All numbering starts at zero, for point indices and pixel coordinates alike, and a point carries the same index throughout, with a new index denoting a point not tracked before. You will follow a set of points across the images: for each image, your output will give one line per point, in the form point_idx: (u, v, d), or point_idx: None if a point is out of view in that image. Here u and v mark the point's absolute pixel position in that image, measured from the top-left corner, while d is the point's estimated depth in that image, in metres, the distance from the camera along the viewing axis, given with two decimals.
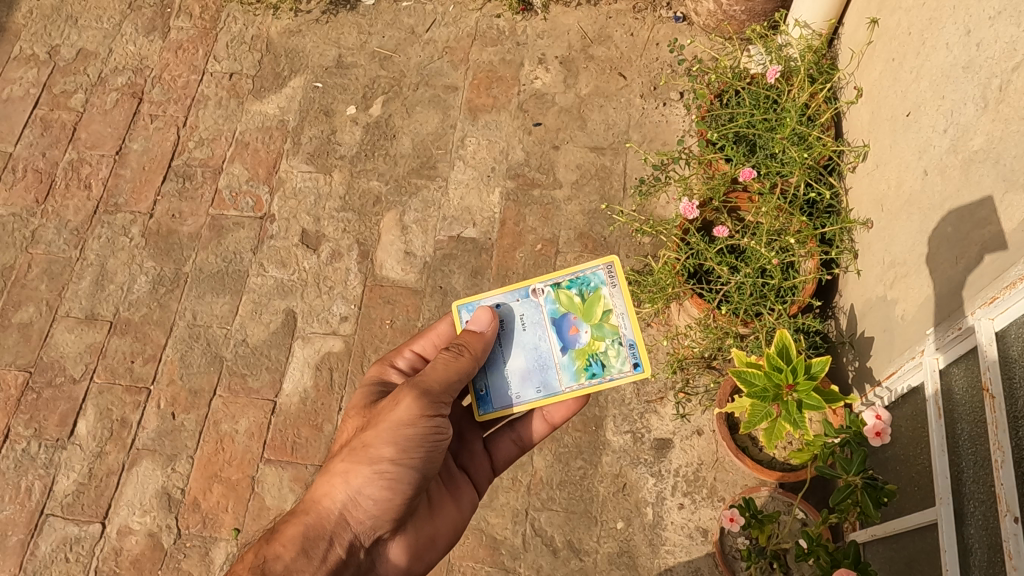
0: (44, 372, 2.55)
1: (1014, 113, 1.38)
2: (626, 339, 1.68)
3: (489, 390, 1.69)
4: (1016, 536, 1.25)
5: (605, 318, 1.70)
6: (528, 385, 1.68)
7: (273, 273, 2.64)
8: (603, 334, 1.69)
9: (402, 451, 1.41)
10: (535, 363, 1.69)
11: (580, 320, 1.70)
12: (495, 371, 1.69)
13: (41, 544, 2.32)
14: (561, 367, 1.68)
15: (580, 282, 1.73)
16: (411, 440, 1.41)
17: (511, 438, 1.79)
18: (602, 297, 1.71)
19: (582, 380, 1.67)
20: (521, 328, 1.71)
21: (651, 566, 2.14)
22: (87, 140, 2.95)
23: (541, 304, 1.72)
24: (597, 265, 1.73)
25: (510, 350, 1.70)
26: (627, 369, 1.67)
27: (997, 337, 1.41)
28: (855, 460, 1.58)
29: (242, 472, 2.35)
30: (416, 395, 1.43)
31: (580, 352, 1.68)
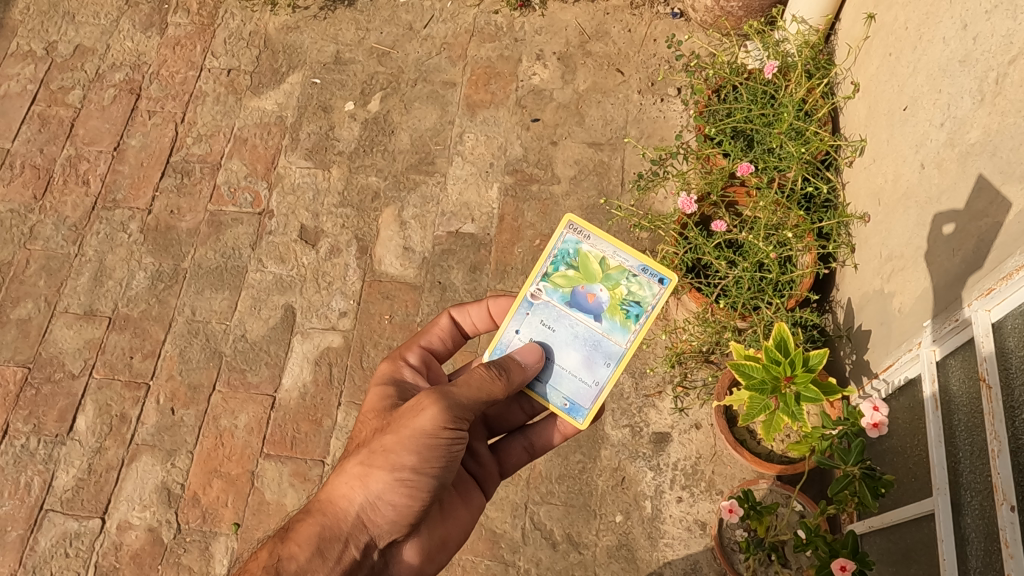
0: (43, 368, 2.55)
1: (1010, 106, 1.39)
2: (634, 267, 1.66)
3: (570, 400, 1.65)
4: (1013, 524, 1.27)
5: (604, 262, 1.68)
6: (598, 368, 1.64)
7: (272, 268, 2.65)
8: (615, 280, 1.66)
9: (424, 460, 1.37)
10: (587, 345, 1.65)
11: (586, 284, 1.67)
12: (560, 383, 1.65)
13: (40, 539, 2.32)
14: (609, 330, 1.65)
15: (561, 256, 1.69)
16: (434, 449, 1.37)
17: (520, 443, 1.74)
18: (589, 254, 1.68)
19: (633, 327, 1.64)
20: (549, 330, 1.67)
21: (650, 559, 2.15)
22: (85, 136, 2.95)
23: (546, 298, 1.68)
24: (562, 232, 1.70)
25: (559, 355, 1.65)
26: (655, 288, 1.65)
27: (994, 329, 1.42)
28: (854, 450, 1.59)
29: (241, 466, 2.36)
30: (441, 404, 1.37)
31: (610, 306, 1.66)
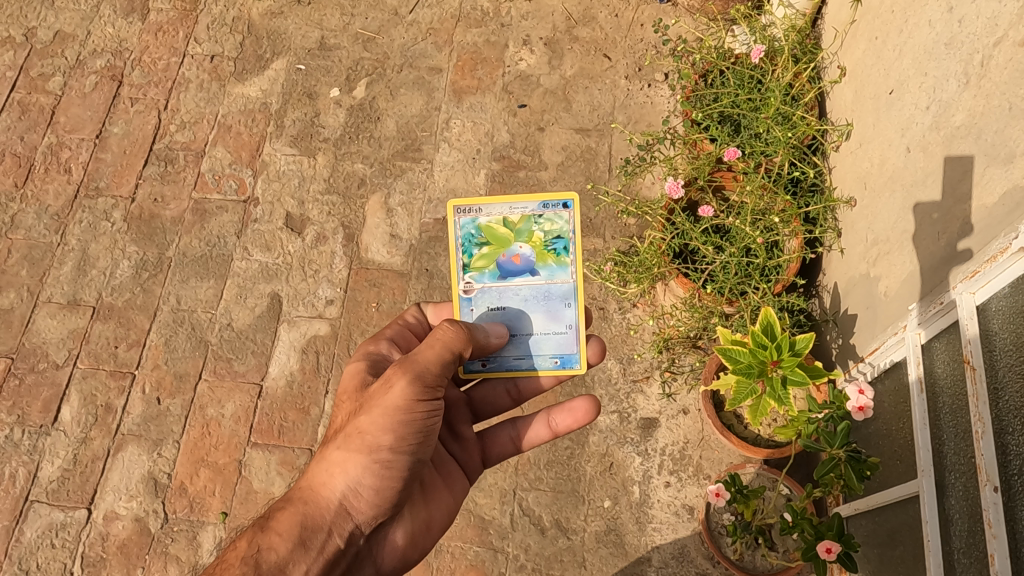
0: (27, 358, 2.53)
1: (996, 88, 1.38)
2: (533, 210, 1.67)
3: (558, 355, 1.67)
4: (996, 504, 1.29)
5: (507, 222, 1.67)
6: (562, 314, 1.67)
7: (257, 256, 2.63)
8: (526, 231, 1.67)
9: (400, 437, 1.37)
10: (541, 301, 1.67)
11: (505, 251, 1.67)
12: (540, 346, 1.67)
13: (26, 530, 2.30)
14: (552, 277, 1.67)
15: (467, 240, 1.68)
16: (409, 425, 1.37)
17: (508, 434, 1.72)
18: (490, 224, 1.68)
19: (568, 260, 1.67)
20: (501, 311, 1.67)
21: (638, 543, 2.15)
22: (66, 124, 2.91)
23: (479, 284, 1.67)
24: (454, 219, 1.67)
25: (524, 323, 1.67)
26: (559, 214, 1.67)
27: (978, 311, 1.42)
28: (839, 434, 1.59)
29: (229, 455, 2.35)
30: (408, 377, 1.37)
31: (538, 255, 1.67)
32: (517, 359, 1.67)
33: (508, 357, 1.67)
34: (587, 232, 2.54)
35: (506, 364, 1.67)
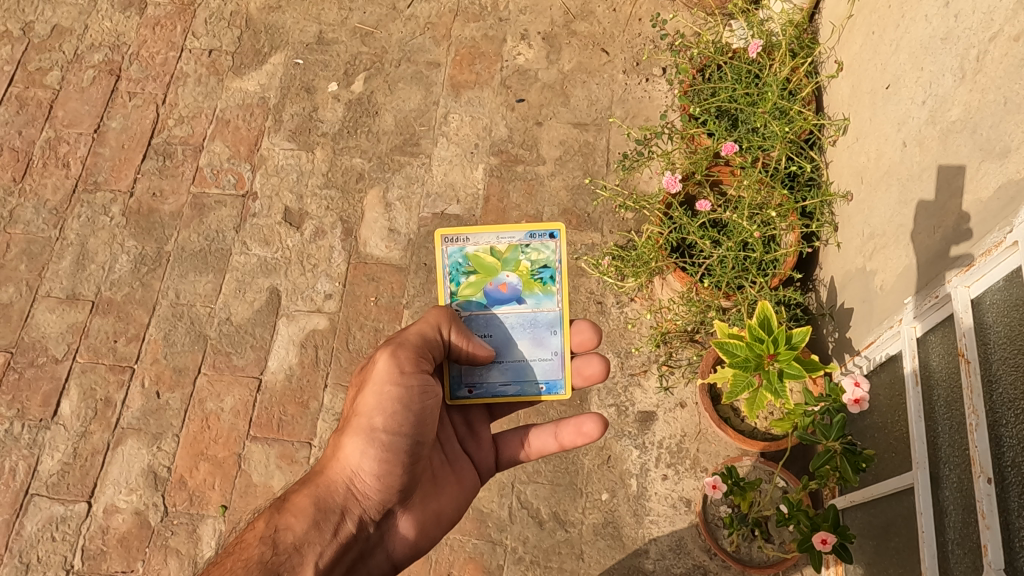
0: (26, 352, 2.53)
1: (991, 83, 1.39)
2: (521, 239, 1.62)
3: (544, 381, 1.69)
4: (989, 496, 1.31)
5: (496, 251, 1.62)
6: (547, 341, 1.67)
7: (256, 251, 2.63)
8: (513, 261, 1.63)
9: (393, 416, 1.40)
10: (527, 329, 1.66)
11: (492, 279, 1.64)
12: (526, 373, 1.67)
13: (26, 524, 2.31)
14: (538, 306, 1.66)
15: (455, 269, 1.63)
16: (400, 401, 1.40)
17: (519, 441, 1.73)
18: (477, 254, 1.63)
19: (555, 290, 1.65)
20: (487, 339, 1.65)
21: (636, 536, 2.17)
22: (64, 118, 2.91)
23: (467, 313, 1.64)
24: (442, 248, 1.63)
25: (510, 351, 1.66)
26: (547, 244, 1.63)
27: (973, 304, 1.43)
28: (835, 426, 1.60)
29: (228, 449, 2.36)
30: (393, 356, 1.42)
31: (524, 284, 1.65)
32: (503, 385, 1.66)
33: (493, 383, 1.65)
34: (585, 227, 2.54)
35: (491, 390, 1.65)
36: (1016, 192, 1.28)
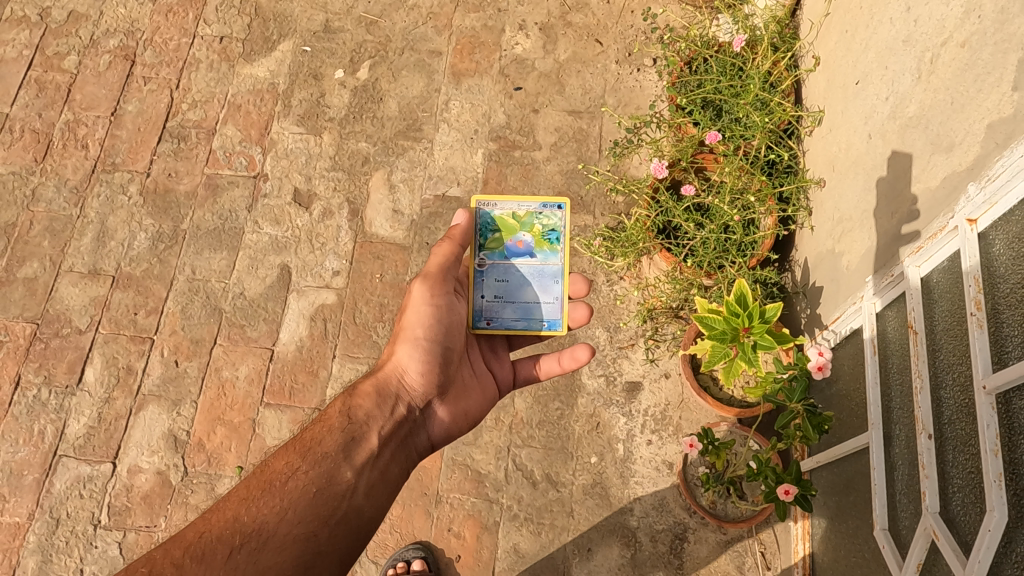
0: (51, 323, 2.69)
1: (941, 83, 1.53)
2: (535, 208, 1.81)
3: (546, 320, 1.81)
4: (929, 449, 1.49)
5: (516, 214, 1.81)
6: (550, 289, 1.81)
7: (267, 230, 2.79)
8: (529, 223, 1.81)
9: (432, 327, 1.62)
10: (535, 279, 1.81)
11: (511, 237, 1.81)
12: (532, 313, 1.81)
13: (55, 482, 2.47)
14: (545, 261, 1.81)
15: (483, 227, 1.80)
16: (436, 314, 1.62)
17: (530, 366, 1.92)
18: (503, 216, 1.81)
19: (560, 249, 1.81)
20: (504, 284, 1.80)
21: (622, 495, 2.35)
22: (82, 102, 3.04)
23: (489, 262, 1.79)
24: (475, 211, 1.81)
25: (521, 295, 1.81)
26: (557, 211, 1.81)
27: (923, 281, 1.60)
28: (799, 389, 1.82)
29: (243, 414, 2.53)
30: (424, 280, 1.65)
31: (536, 243, 1.81)
32: (512, 321, 1.80)
33: (506, 318, 1.79)
34: (578, 209, 2.71)
35: (503, 323, 1.79)
36: (958, 183, 1.44)
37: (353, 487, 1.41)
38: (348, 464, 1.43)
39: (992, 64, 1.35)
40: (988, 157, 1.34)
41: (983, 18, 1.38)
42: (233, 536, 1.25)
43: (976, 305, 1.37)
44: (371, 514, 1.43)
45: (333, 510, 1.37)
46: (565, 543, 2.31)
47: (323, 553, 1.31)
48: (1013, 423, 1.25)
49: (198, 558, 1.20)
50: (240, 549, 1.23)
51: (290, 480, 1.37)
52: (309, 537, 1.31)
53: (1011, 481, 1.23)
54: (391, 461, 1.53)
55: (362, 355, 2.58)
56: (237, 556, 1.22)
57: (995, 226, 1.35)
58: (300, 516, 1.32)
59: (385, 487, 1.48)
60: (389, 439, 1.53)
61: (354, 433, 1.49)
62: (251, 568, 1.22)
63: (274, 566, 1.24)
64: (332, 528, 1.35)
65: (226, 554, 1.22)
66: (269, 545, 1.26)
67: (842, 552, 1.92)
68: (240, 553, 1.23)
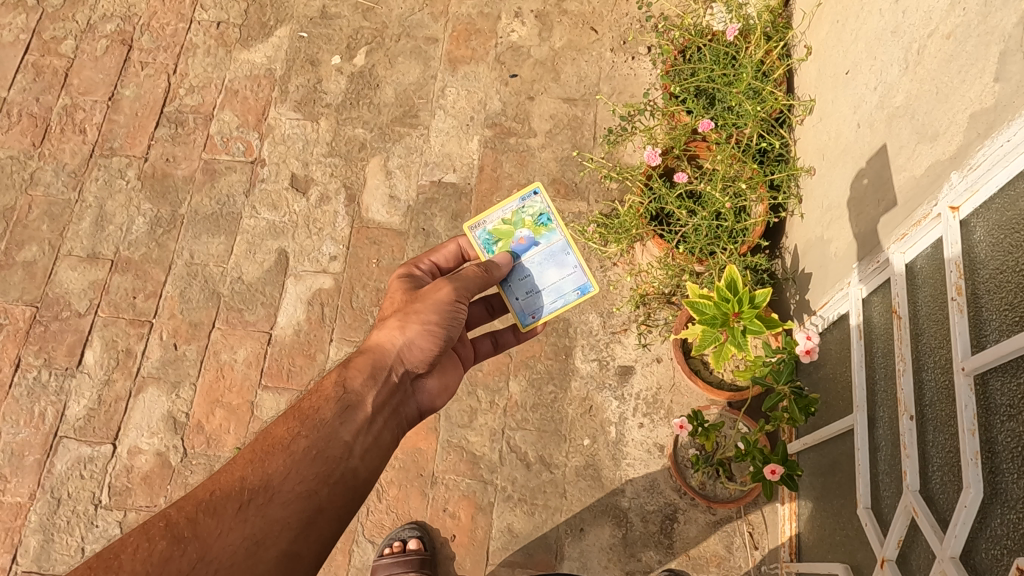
0: (51, 307, 2.71)
1: (927, 75, 1.57)
2: (517, 205, 2.00)
3: (576, 288, 1.98)
4: (910, 430, 1.54)
5: (505, 219, 1.99)
6: (565, 262, 1.98)
7: (265, 215, 2.82)
8: (518, 221, 1.99)
9: (446, 319, 1.65)
10: (549, 260, 1.97)
11: (512, 241, 1.98)
12: (561, 289, 1.98)
13: (56, 463, 2.51)
14: (548, 242, 1.97)
15: (486, 243, 1.97)
16: (455, 310, 1.67)
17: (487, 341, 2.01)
18: (496, 228, 1.98)
19: (554, 225, 1.97)
20: (529, 279, 1.97)
21: (614, 476, 2.40)
22: (79, 86, 3.05)
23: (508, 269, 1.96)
24: (471, 235, 1.96)
25: (547, 280, 1.97)
26: (536, 197, 2.00)
27: (907, 268, 1.64)
28: (785, 372, 1.88)
29: (241, 397, 2.57)
30: (452, 280, 1.68)
31: (533, 232, 1.98)
32: (550, 304, 1.98)
33: (547, 305, 1.98)
34: (573, 196, 2.74)
35: (542, 310, 1.98)
36: (942, 171, 1.48)
37: (349, 450, 1.44)
38: (344, 429, 1.45)
39: (975, 56, 1.38)
40: (970, 146, 1.37)
41: (968, 11, 1.42)
42: (242, 491, 1.27)
43: (956, 290, 1.41)
44: (365, 477, 1.45)
45: (332, 470, 1.39)
46: (557, 523, 2.36)
47: (324, 509, 1.34)
48: (990, 404, 1.30)
49: (211, 512, 1.22)
50: (249, 504, 1.26)
51: (292, 442, 1.39)
52: (311, 495, 1.34)
53: (988, 460, 1.28)
54: (383, 428, 1.53)
55: (359, 338, 2.61)
56: (247, 509, 1.25)
57: (977, 213, 1.40)
58: (303, 475, 1.35)
59: (378, 452, 1.49)
60: (382, 408, 1.55)
61: (351, 402, 1.50)
62: (260, 521, 1.25)
63: (280, 520, 1.27)
64: (332, 487, 1.38)
65: (236, 508, 1.24)
66: (276, 501, 1.29)
67: (828, 531, 1.97)
68: (250, 506, 1.26)
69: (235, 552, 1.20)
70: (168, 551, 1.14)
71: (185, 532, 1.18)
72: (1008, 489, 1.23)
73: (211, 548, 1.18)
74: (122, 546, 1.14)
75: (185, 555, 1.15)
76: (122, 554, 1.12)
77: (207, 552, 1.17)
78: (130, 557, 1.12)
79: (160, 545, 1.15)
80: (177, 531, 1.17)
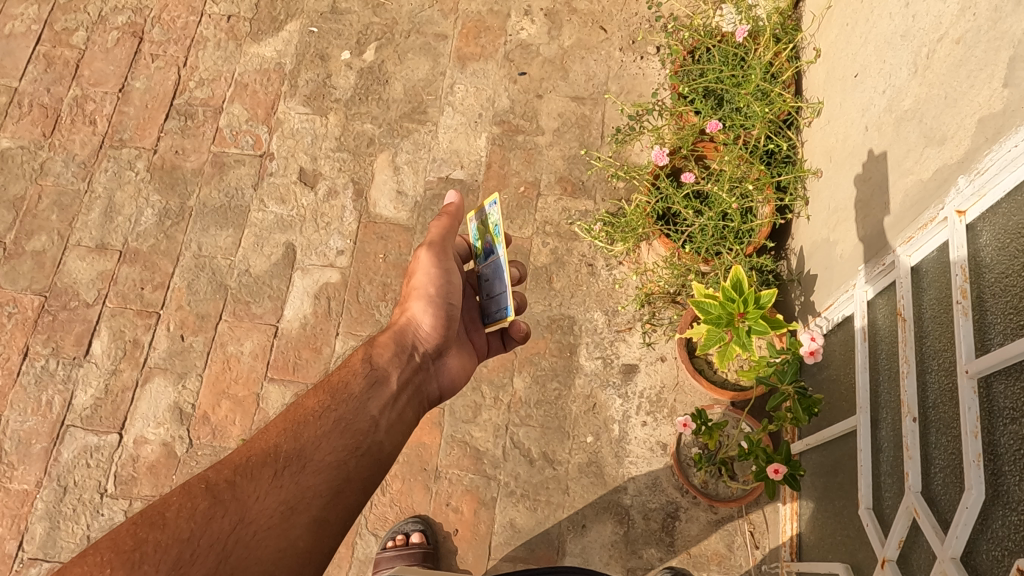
0: (59, 296, 2.73)
1: (936, 78, 1.57)
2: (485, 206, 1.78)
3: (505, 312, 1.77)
4: (913, 431, 1.55)
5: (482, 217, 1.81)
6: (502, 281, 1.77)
7: (272, 208, 2.83)
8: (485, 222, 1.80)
9: (443, 286, 1.71)
10: (496, 273, 1.79)
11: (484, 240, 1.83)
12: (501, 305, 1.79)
13: (63, 451, 2.53)
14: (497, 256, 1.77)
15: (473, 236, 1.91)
16: (443, 273, 1.72)
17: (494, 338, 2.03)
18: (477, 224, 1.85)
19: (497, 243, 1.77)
20: (488, 281, 1.85)
21: (616, 474, 2.41)
22: (90, 78, 3.07)
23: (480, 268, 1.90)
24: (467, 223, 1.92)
25: (497, 290, 1.81)
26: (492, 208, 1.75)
27: (913, 270, 1.66)
28: (790, 371, 1.90)
29: (248, 389, 2.59)
30: (426, 245, 1.74)
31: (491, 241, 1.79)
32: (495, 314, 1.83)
33: (494, 314, 1.84)
34: (579, 194, 2.75)
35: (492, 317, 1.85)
36: (949, 175, 1.49)
37: (375, 424, 1.47)
38: (371, 403, 1.50)
39: (984, 61, 1.39)
40: (978, 151, 1.38)
41: (978, 16, 1.42)
42: (276, 458, 1.30)
43: (961, 294, 1.42)
44: (391, 450, 1.47)
45: (359, 443, 1.42)
46: (560, 520, 2.37)
47: (352, 479, 1.36)
48: (993, 407, 1.31)
49: (248, 476, 1.25)
50: (283, 470, 1.28)
51: (321, 415, 1.42)
52: (340, 465, 1.35)
53: (991, 462, 1.29)
54: (407, 406, 1.58)
55: (365, 332, 2.63)
56: (282, 475, 1.27)
57: (983, 218, 1.41)
58: (332, 446, 1.37)
59: (402, 429, 1.53)
60: (406, 386, 1.60)
61: (377, 377, 1.55)
62: (294, 487, 1.27)
63: (312, 487, 1.29)
64: (360, 459, 1.40)
65: (272, 474, 1.27)
66: (308, 469, 1.31)
67: (828, 530, 1.99)
68: (285, 474, 1.28)
69: (272, 515, 1.21)
70: (210, 511, 1.16)
71: (224, 494, 1.20)
72: (1009, 490, 1.24)
73: (249, 510, 1.20)
74: (166, 504, 1.15)
75: (226, 516, 1.16)
76: (166, 510, 1.13)
77: (246, 514, 1.19)
78: (174, 513, 1.13)
79: (202, 505, 1.16)
80: (217, 492, 1.19)
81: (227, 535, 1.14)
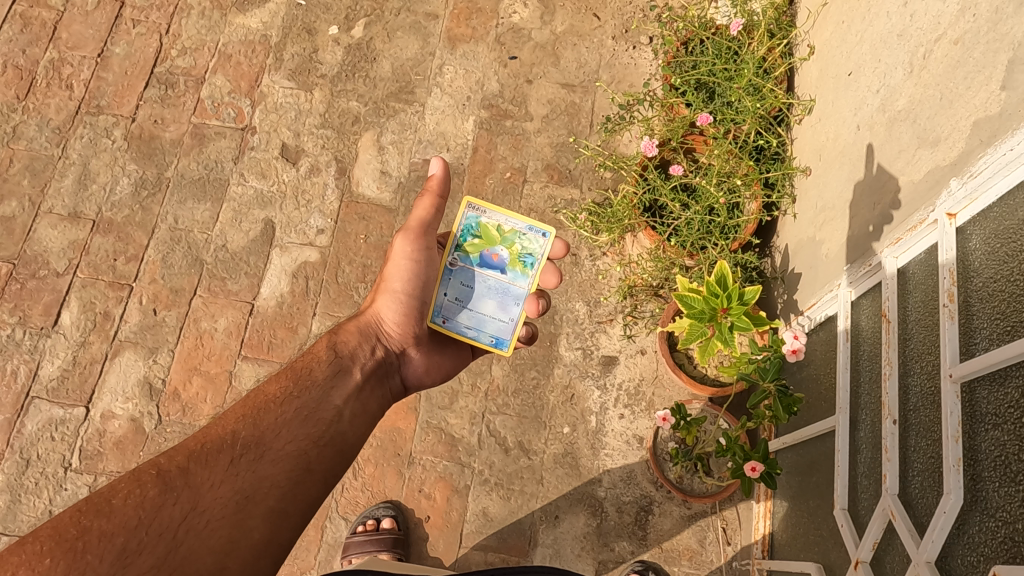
0: (29, 264, 2.66)
1: (932, 79, 1.56)
2: (521, 227, 1.75)
3: (494, 336, 1.78)
4: (893, 434, 1.55)
5: (502, 227, 1.75)
6: (510, 308, 1.78)
7: (252, 183, 2.77)
8: (510, 239, 1.76)
9: (411, 281, 1.67)
10: (498, 293, 1.77)
11: (490, 248, 1.75)
12: (485, 325, 1.77)
13: (27, 423, 2.46)
14: (514, 281, 1.77)
15: (466, 230, 1.75)
16: (414, 266, 1.66)
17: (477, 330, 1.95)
18: (488, 225, 1.75)
19: (532, 272, 1.77)
20: (470, 288, 1.75)
21: (591, 465, 2.39)
22: (68, 41, 2.98)
23: (461, 264, 1.74)
24: (462, 211, 1.75)
25: (480, 308, 1.77)
26: (542, 238, 1.75)
27: (899, 272, 1.65)
28: (772, 370, 1.86)
29: (220, 366, 2.53)
30: (405, 234, 1.67)
31: (511, 261, 1.76)
32: (463, 327, 1.76)
33: (459, 324, 1.76)
34: (566, 182, 2.72)
35: (453, 327, 1.76)
36: (941, 177, 1.47)
37: (340, 414, 1.45)
38: (335, 393, 1.47)
39: (982, 63, 1.38)
40: (972, 153, 1.37)
41: (977, 17, 1.41)
42: (233, 445, 1.26)
43: (948, 297, 1.42)
44: (354, 440, 1.45)
45: (322, 432, 1.39)
46: (533, 510, 2.35)
47: (313, 469, 1.33)
48: (975, 412, 1.30)
49: (203, 462, 1.21)
50: (240, 458, 1.25)
51: (284, 402, 1.39)
52: (301, 454, 1.32)
53: (970, 467, 1.28)
54: (372, 396, 1.56)
55: (342, 313, 2.58)
56: (239, 463, 1.24)
57: (974, 221, 1.39)
58: (293, 435, 1.34)
59: (366, 419, 1.50)
60: (370, 376, 1.57)
61: (342, 365, 1.53)
62: (251, 476, 1.23)
63: (270, 477, 1.25)
64: (322, 448, 1.37)
65: (228, 460, 1.23)
66: (267, 457, 1.28)
67: (801, 529, 1.99)
68: (242, 461, 1.25)
69: (226, 504, 1.17)
70: (160, 498, 1.12)
71: (176, 481, 1.15)
72: (988, 496, 1.23)
73: (202, 497, 1.16)
74: (113, 491, 1.11)
75: (177, 504, 1.13)
76: (113, 497, 1.09)
77: (199, 501, 1.15)
78: (121, 501, 1.09)
79: (152, 492, 1.12)
80: (169, 479, 1.15)
81: (177, 524, 1.10)
